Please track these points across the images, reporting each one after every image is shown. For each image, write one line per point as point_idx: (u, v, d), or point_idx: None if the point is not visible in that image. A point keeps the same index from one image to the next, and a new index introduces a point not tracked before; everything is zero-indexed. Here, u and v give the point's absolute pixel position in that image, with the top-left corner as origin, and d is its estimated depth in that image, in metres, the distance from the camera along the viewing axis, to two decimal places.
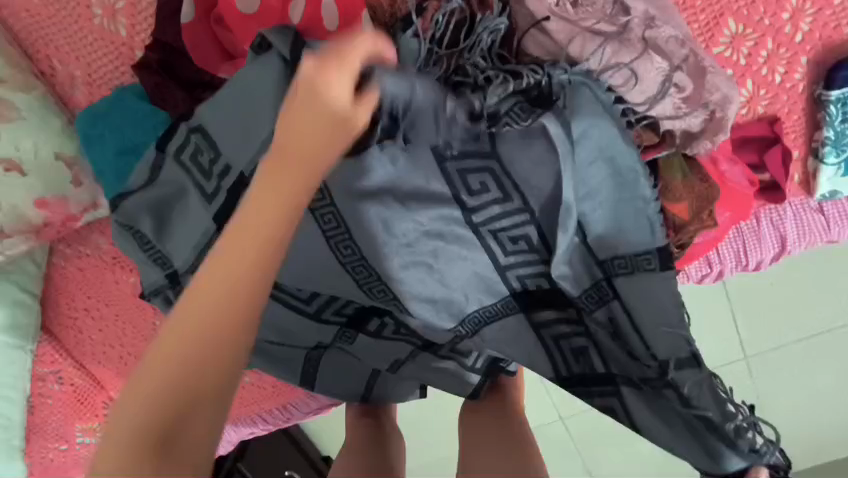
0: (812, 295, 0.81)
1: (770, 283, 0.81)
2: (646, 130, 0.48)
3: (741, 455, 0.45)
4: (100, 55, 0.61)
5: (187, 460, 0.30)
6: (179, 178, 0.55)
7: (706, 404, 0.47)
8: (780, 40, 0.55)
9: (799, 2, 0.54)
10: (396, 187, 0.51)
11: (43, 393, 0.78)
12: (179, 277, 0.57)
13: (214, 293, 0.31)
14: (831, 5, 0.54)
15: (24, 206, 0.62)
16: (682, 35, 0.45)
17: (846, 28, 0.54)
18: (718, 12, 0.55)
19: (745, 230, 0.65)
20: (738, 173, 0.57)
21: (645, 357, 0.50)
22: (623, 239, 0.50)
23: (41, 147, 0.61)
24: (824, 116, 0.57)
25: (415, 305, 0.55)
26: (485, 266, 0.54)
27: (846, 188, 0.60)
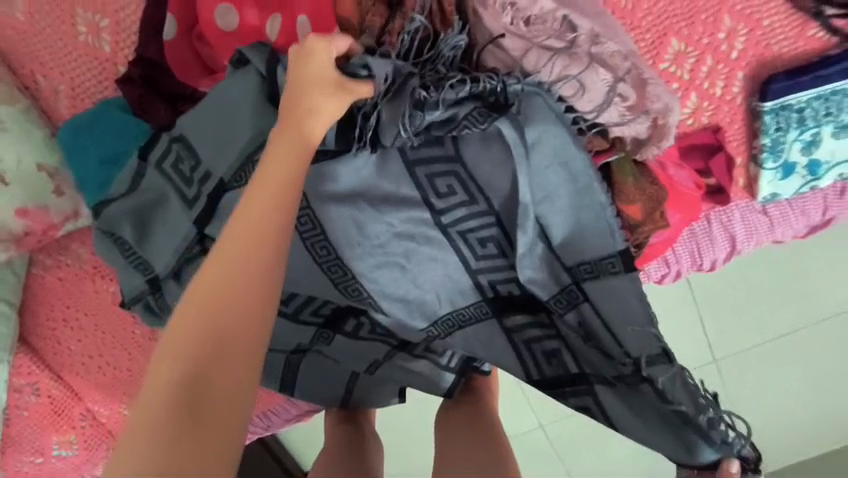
0: (773, 293, 0.86)
1: (733, 283, 0.86)
2: (597, 137, 0.53)
3: (713, 446, 0.50)
4: (84, 70, 0.64)
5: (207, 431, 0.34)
6: (160, 185, 0.57)
7: (680, 398, 0.50)
8: (718, 57, 0.61)
9: (733, 22, 0.60)
10: (368, 190, 0.54)
11: (18, 405, 0.78)
12: (159, 282, 0.59)
13: (222, 284, 0.37)
14: (760, 26, 0.59)
15: (6, 216, 0.63)
16: (625, 51, 0.50)
17: (776, 46, 0.60)
18: (662, 32, 0.60)
19: (698, 231, 0.70)
20: (687, 177, 0.62)
21: (619, 356, 0.54)
22: (585, 245, 0.54)
23: (24, 158, 0.63)
24: (761, 125, 0.62)
25: (388, 305, 0.58)
26: (456, 267, 0.57)
27: (784, 191, 0.65)
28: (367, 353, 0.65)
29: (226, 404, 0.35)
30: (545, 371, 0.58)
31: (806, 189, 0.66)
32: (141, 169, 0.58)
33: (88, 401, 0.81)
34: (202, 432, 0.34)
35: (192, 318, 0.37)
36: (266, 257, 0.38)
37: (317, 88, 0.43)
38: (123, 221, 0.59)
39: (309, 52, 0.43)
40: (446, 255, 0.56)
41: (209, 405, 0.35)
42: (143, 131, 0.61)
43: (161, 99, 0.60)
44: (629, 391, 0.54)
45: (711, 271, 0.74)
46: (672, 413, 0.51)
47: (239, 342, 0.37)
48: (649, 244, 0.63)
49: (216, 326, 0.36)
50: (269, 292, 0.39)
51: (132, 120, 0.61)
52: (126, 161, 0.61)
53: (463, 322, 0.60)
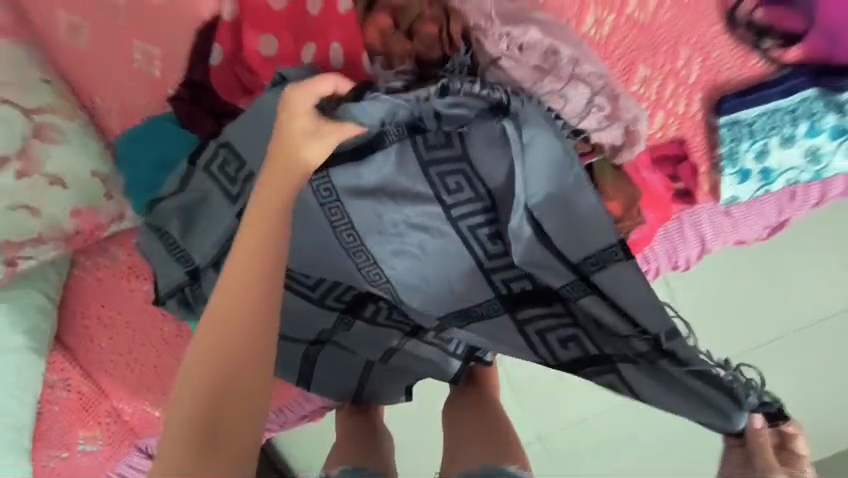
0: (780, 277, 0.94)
1: (740, 271, 0.94)
2: (581, 142, 0.63)
3: (741, 409, 0.56)
4: (134, 90, 0.72)
5: (226, 441, 0.49)
6: (206, 184, 0.66)
7: (700, 363, 0.57)
8: (677, 81, 0.72)
9: (689, 53, 0.71)
10: (387, 186, 0.63)
11: (50, 400, 0.83)
12: (199, 272, 0.67)
13: (222, 330, 0.52)
14: (711, 57, 0.71)
15: (60, 217, 0.70)
16: (599, 72, 0.61)
17: (725, 73, 0.72)
18: (632, 60, 0.71)
19: (672, 231, 0.79)
20: (657, 180, 0.72)
21: (639, 334, 0.60)
22: (586, 241, 0.61)
23: (81, 165, 0.71)
24: (719, 138, 0.73)
25: (404, 291, 0.66)
26: (466, 256, 0.65)
27: (742, 194, 0.76)
28: (382, 338, 0.72)
29: (237, 412, 0.50)
30: (563, 356, 0.65)
31: (761, 192, 0.77)
32: (188, 171, 0.66)
33: (115, 400, 0.88)
34: (219, 440, 0.49)
35: (202, 356, 0.51)
36: (254, 305, 0.52)
37: (297, 139, 0.55)
38: (171, 216, 0.67)
39: (289, 101, 0.54)
40: (454, 246, 0.65)
41: (226, 416, 0.50)
42: (190, 140, 0.70)
43: (208, 115, 0.70)
44: (653, 366, 0.60)
45: (687, 268, 0.84)
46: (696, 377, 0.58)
47: (241, 371, 0.51)
48: (630, 239, 0.73)
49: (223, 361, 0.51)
50: (262, 332, 0.53)
51: (181, 130, 0.70)
52: (174, 166, 0.70)
53: (472, 308, 0.68)
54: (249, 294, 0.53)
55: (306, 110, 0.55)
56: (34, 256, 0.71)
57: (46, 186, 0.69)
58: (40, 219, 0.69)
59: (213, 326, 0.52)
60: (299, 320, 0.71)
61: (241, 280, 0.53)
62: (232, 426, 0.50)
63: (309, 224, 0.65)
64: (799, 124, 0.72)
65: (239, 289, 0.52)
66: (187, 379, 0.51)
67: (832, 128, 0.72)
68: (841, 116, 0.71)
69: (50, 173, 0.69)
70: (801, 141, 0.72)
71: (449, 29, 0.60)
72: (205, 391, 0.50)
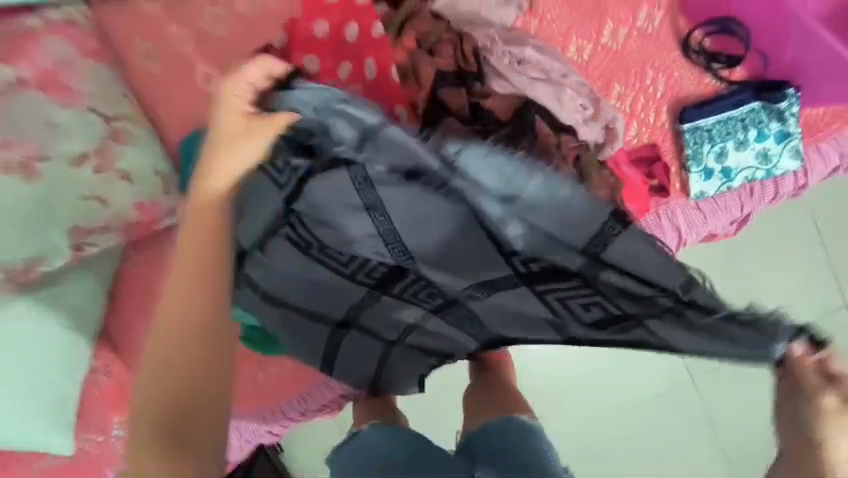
0: (783, 244, 1.12)
1: (751, 241, 1.12)
2: (567, 135, 0.74)
3: (779, 342, 0.57)
4: (193, 103, 0.85)
5: (190, 435, 0.55)
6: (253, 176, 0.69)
7: (721, 307, 0.59)
8: (647, 96, 0.87)
9: (654, 73, 0.87)
10: (396, 174, 0.64)
11: (93, 384, 0.89)
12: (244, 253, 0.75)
13: (171, 338, 0.57)
14: (672, 77, 0.87)
15: (125, 208, 0.81)
16: (582, 86, 0.78)
17: (685, 90, 0.87)
18: (609, 78, 0.86)
19: (651, 223, 0.90)
20: (635, 176, 0.85)
21: (656, 291, 0.61)
22: (586, 224, 0.61)
23: (146, 165, 0.83)
24: (684, 141, 0.87)
25: (426, 269, 0.72)
26: (480, 242, 0.67)
27: (708, 190, 0.89)
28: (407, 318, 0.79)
29: (196, 411, 0.56)
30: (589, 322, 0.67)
31: (724, 188, 0.90)
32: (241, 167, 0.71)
33: None
34: (183, 435, 0.55)
35: (157, 364, 0.57)
36: (194, 311, 0.58)
37: (225, 145, 0.59)
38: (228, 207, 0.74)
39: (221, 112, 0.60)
40: (465, 233, 0.67)
41: (187, 415, 0.56)
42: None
43: None
44: (675, 316, 0.61)
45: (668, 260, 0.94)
46: (724, 324, 0.58)
47: (194, 372, 0.57)
48: None
49: (176, 367, 0.57)
50: (202, 335, 0.57)
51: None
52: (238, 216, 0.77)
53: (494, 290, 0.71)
54: (190, 302, 0.57)
55: (237, 114, 0.60)
56: (98, 242, 0.80)
57: (117, 180, 0.80)
58: (110, 208, 0.80)
59: (161, 337, 0.57)
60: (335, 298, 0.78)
61: (181, 290, 0.58)
62: (192, 423, 0.56)
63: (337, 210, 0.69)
64: (749, 130, 0.86)
65: (181, 299, 0.57)
66: (148, 384, 0.57)
67: (776, 134, 0.87)
68: (782, 123, 0.86)
69: (120, 170, 0.81)
70: (752, 144, 0.87)
71: (464, 50, 0.75)
72: (163, 395, 0.56)
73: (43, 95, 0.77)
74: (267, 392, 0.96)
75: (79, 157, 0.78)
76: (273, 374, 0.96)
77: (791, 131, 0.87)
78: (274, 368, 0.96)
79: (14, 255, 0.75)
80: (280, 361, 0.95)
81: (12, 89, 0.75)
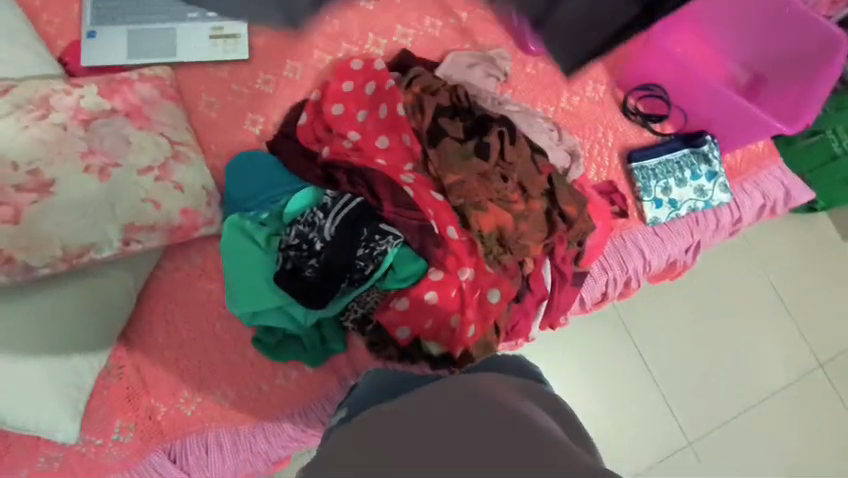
0: (750, 249, 1.45)
1: (729, 249, 1.44)
2: (541, 159, 0.99)
3: None
4: (236, 138, 1.05)
5: None
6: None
7: None
8: (618, 140, 1.10)
9: (613, 120, 1.11)
10: None
11: (103, 384, 0.93)
12: None
13: None
14: (632, 129, 1.11)
15: (172, 213, 0.93)
16: (532, 113, 1.05)
17: (638, 140, 1.11)
18: (559, 94, 1.11)
19: (619, 246, 1.09)
20: (599, 198, 1.05)
21: None
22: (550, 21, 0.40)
23: (195, 181, 0.96)
24: (634, 177, 1.08)
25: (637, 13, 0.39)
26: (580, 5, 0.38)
27: (659, 216, 1.08)
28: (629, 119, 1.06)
29: None
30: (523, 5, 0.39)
31: (673, 216, 1.09)
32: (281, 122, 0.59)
33: (153, 395, 0.95)
34: None
35: None
36: None
37: None
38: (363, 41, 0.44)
39: None
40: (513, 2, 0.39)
41: None
42: (303, 186, 0.99)
43: None
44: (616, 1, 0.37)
45: (639, 279, 1.11)
46: None
47: None
48: (587, 245, 1.03)
49: None
50: None
51: (298, 179, 1.00)
52: (324, 312, 0.94)
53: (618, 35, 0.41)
54: None
55: None
56: (143, 240, 0.92)
57: (159, 181, 0.93)
58: (133, 210, 0.90)
59: None
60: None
61: None
62: None
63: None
64: (685, 171, 1.08)
65: None
66: None
67: (707, 173, 1.09)
68: (709, 165, 1.09)
69: (175, 180, 0.94)
70: (689, 182, 1.08)
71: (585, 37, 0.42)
72: None
73: (128, 120, 0.95)
74: (273, 402, 0.97)
75: (144, 168, 0.92)
76: (277, 385, 0.98)
77: (717, 170, 1.09)
78: (279, 378, 0.98)
79: (77, 239, 0.87)
80: (295, 366, 0.99)
81: (104, 115, 0.93)
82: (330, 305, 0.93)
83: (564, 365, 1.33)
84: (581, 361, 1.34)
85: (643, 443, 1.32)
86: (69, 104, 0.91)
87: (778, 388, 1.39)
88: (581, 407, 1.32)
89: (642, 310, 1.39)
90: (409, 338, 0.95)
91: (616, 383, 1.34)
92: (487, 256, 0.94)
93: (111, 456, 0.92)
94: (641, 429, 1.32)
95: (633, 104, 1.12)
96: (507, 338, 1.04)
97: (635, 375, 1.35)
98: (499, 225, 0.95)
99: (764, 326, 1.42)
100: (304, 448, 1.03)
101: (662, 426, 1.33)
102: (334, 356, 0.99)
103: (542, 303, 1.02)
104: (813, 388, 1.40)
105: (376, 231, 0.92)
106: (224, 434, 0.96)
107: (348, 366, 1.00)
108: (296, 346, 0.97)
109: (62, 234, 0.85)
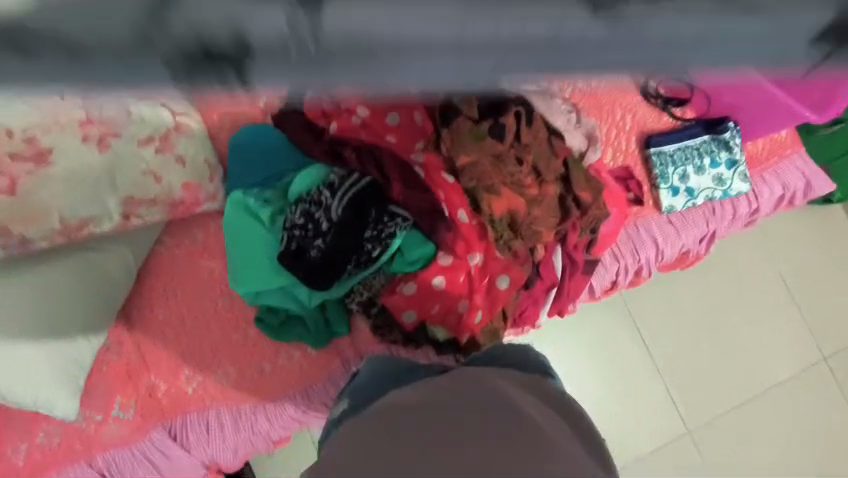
0: (761, 241, 1.43)
1: (740, 240, 1.42)
2: (558, 141, 0.95)
3: None
4: None
5: None
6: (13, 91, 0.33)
7: None
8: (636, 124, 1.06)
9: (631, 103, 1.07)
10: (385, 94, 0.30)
11: (102, 360, 0.92)
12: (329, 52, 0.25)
13: None
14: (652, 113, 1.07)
15: (173, 187, 0.90)
16: None
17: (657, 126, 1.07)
18: None
19: (632, 234, 1.06)
20: (615, 185, 1.02)
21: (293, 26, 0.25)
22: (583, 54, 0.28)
23: (198, 154, 0.92)
24: (652, 163, 1.04)
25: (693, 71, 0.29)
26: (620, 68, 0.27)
27: (675, 204, 1.05)
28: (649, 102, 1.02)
29: None
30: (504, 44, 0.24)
31: (689, 205, 1.06)
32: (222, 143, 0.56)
33: (153, 373, 0.93)
34: None
35: None
36: None
37: None
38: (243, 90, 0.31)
39: None
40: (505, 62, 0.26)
41: None
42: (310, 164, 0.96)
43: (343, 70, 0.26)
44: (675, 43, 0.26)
45: (650, 268, 1.08)
46: None
47: None
48: (600, 232, 1.00)
49: None
50: None
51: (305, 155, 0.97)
52: (330, 294, 0.91)
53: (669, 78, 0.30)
54: None
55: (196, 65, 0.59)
56: (144, 215, 0.89)
57: (160, 153, 0.89)
58: (134, 183, 0.88)
59: None
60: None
61: None
62: None
63: (369, 69, 0.26)
64: (704, 157, 1.05)
65: None
66: None
67: (727, 161, 1.05)
68: (729, 152, 1.05)
69: (177, 153, 0.90)
70: (708, 169, 1.05)
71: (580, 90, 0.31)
72: None
73: None
74: (274, 383, 0.96)
75: (146, 139, 0.87)
76: (278, 366, 0.96)
77: (738, 159, 1.05)
78: (281, 359, 0.96)
79: (76, 213, 0.84)
80: (297, 348, 0.97)
81: None
82: (335, 287, 0.90)
83: (568, 351, 1.32)
84: (584, 348, 1.33)
85: (644, 430, 1.32)
86: None
87: (780, 381, 1.37)
88: (583, 393, 1.31)
89: (648, 298, 1.37)
90: (415, 323, 0.93)
91: (619, 372, 1.33)
92: (497, 241, 0.92)
93: (111, 432, 0.92)
94: (642, 417, 1.32)
95: None
96: (514, 324, 1.02)
97: (639, 363, 1.34)
98: (511, 209, 0.92)
99: (771, 318, 1.40)
100: (305, 428, 1.03)
101: (662, 414, 1.33)
102: (337, 338, 0.98)
103: (551, 290, 0.99)
104: (817, 382, 1.38)
105: (384, 212, 0.90)
106: (224, 413, 0.96)
107: (350, 348, 0.98)
108: (299, 327, 0.95)
109: (60, 206, 0.83)
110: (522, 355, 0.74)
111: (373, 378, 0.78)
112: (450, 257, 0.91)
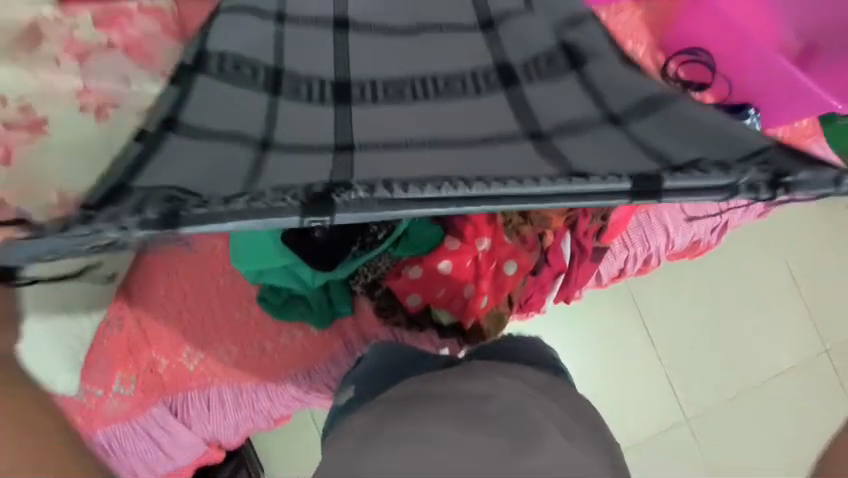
0: (771, 231, 1.41)
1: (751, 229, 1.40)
2: None
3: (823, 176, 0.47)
4: None
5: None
6: (128, 243, 0.45)
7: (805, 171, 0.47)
8: None
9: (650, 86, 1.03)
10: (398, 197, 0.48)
11: (102, 335, 0.91)
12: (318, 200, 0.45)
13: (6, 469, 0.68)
14: None
15: None
16: None
17: None
18: None
19: (643, 222, 1.03)
20: None
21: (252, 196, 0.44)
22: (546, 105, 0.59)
23: None
24: None
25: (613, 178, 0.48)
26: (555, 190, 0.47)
27: None
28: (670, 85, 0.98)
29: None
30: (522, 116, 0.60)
31: None
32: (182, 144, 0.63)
33: (154, 348, 0.92)
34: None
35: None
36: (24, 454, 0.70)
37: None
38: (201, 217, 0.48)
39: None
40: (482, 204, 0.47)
41: None
42: None
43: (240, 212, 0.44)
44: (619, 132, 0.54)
45: (659, 257, 1.07)
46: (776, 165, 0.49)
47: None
48: (613, 219, 0.96)
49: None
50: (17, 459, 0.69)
51: None
52: (335, 275, 0.89)
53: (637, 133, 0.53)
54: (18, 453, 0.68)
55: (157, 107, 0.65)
56: None
57: None
58: None
59: None
60: (714, 143, 0.51)
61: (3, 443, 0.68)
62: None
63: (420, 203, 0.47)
64: None
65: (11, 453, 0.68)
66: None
67: None
68: None
69: None
70: None
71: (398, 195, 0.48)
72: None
73: (128, 57, 0.89)
74: (276, 361, 0.96)
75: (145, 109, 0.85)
76: (279, 344, 0.95)
77: None
78: (284, 337, 0.95)
79: None
80: (300, 327, 0.96)
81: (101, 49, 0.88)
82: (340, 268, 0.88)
83: (570, 335, 1.32)
84: (586, 332, 1.33)
85: (643, 415, 1.32)
86: (62, 35, 0.84)
87: (781, 370, 1.37)
88: (583, 377, 1.31)
89: (653, 285, 1.37)
90: (419, 305, 0.92)
91: (620, 357, 1.33)
92: (506, 225, 0.90)
93: (112, 405, 0.92)
94: (641, 402, 1.33)
95: (675, 69, 1.03)
96: (520, 309, 1.01)
97: (641, 348, 1.34)
98: None
99: (776, 309, 1.39)
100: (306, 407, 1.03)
101: (661, 400, 1.33)
102: (340, 318, 0.96)
103: (559, 277, 0.98)
104: (817, 374, 1.38)
105: None
106: (225, 390, 0.95)
107: (353, 327, 0.97)
108: (301, 306, 0.93)
109: None
110: (530, 350, 0.73)
111: (377, 368, 0.77)
112: (458, 240, 0.89)
